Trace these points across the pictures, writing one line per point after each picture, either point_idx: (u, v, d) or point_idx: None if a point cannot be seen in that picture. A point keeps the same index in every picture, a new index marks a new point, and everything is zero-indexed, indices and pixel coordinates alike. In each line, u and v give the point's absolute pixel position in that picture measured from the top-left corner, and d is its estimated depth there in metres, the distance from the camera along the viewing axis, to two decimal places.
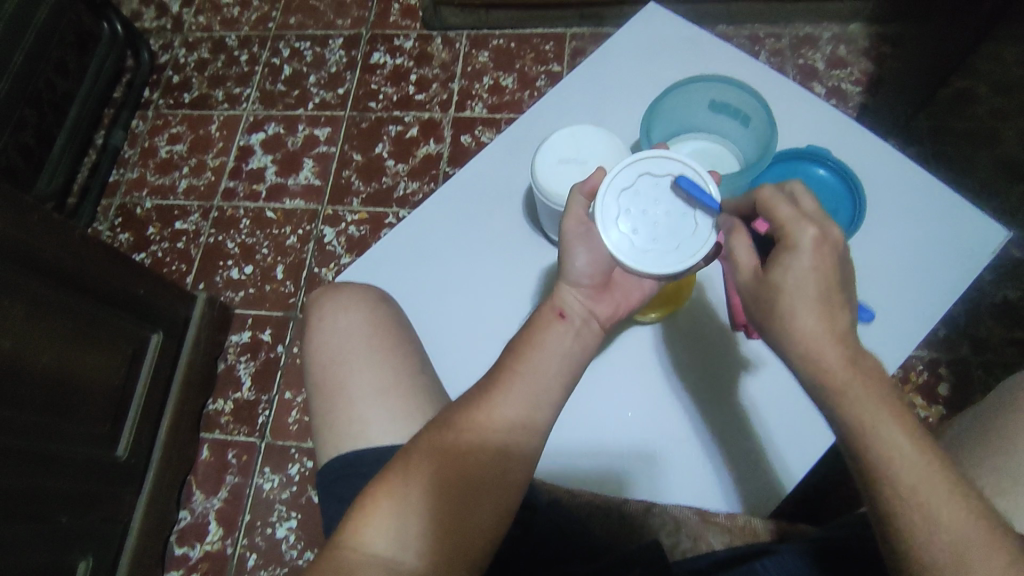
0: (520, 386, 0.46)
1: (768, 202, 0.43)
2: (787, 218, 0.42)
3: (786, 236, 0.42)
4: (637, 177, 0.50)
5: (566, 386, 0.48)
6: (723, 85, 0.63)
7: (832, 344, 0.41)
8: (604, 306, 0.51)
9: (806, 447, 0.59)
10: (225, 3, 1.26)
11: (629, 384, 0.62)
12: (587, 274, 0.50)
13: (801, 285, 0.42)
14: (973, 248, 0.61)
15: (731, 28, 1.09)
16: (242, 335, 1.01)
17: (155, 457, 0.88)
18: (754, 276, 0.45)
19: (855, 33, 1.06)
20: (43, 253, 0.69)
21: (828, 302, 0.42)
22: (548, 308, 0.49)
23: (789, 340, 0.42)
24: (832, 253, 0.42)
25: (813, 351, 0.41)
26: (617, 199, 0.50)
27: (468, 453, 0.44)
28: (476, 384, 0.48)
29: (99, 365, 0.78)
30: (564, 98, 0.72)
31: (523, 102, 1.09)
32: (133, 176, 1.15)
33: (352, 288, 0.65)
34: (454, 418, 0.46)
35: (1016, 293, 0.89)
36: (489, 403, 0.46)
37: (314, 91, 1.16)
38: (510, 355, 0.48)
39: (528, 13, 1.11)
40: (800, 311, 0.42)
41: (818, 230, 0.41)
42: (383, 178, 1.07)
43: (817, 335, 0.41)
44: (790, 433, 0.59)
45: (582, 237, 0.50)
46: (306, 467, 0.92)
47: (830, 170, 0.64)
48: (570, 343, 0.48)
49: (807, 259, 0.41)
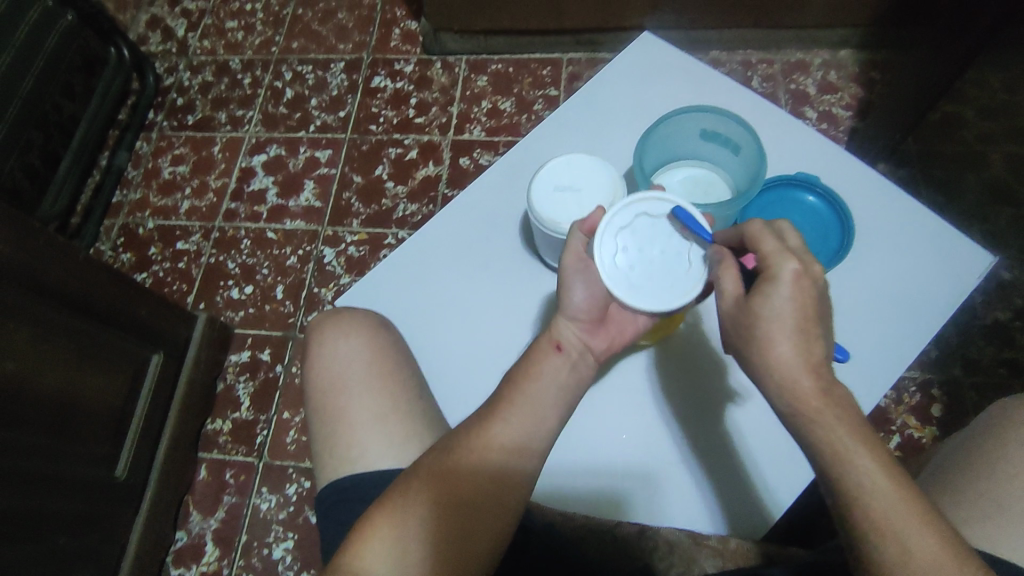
0: (517, 415, 0.47)
1: (756, 235, 0.43)
2: (771, 250, 0.42)
3: (769, 269, 0.42)
4: (636, 217, 0.52)
5: (562, 416, 0.48)
6: (711, 116, 0.65)
7: (806, 372, 0.41)
8: (599, 340, 0.52)
9: (791, 477, 0.57)
10: (229, 28, 1.29)
11: (622, 404, 0.60)
12: (585, 307, 0.51)
13: (780, 318, 0.41)
14: (959, 271, 0.62)
15: (724, 53, 1.12)
16: (242, 354, 1.02)
17: (153, 477, 0.88)
18: (735, 305, 0.44)
19: (845, 59, 1.09)
20: (48, 274, 0.69)
21: (804, 334, 0.41)
22: (545, 339, 0.50)
23: (764, 367, 0.42)
24: (812, 289, 0.42)
25: (785, 376, 0.41)
26: (615, 237, 0.51)
27: (467, 480, 0.45)
28: (474, 413, 0.48)
29: (100, 385, 0.78)
30: (561, 124, 0.73)
31: (521, 125, 1.11)
32: (136, 197, 1.16)
33: (351, 313, 0.65)
34: (454, 444, 0.47)
35: (1006, 313, 0.91)
36: (485, 432, 0.46)
37: (316, 114, 1.18)
38: (508, 384, 0.48)
39: (526, 39, 1.14)
40: (778, 338, 0.41)
41: (801, 265, 0.41)
42: (382, 200, 1.09)
43: (789, 361, 0.41)
44: (781, 460, 0.57)
45: (581, 272, 0.51)
46: (304, 487, 0.92)
47: (820, 197, 0.66)
48: (566, 376, 0.49)
49: (788, 293, 0.41)
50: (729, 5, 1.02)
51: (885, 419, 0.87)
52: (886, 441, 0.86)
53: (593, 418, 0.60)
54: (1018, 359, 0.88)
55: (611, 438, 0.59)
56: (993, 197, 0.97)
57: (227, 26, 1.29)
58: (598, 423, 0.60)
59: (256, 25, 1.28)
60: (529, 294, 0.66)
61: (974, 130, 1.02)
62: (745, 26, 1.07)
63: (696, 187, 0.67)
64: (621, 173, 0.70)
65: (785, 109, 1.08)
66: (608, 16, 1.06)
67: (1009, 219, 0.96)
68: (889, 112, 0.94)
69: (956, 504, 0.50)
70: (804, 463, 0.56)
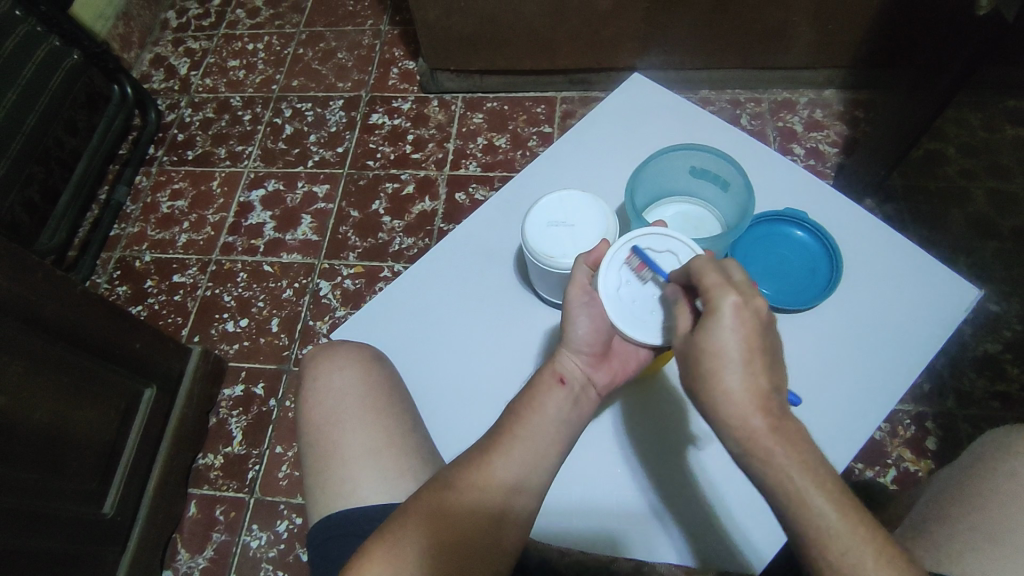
0: (519, 449, 0.47)
1: (699, 270, 0.43)
2: (711, 284, 0.42)
3: (709, 301, 0.42)
4: (639, 252, 0.53)
5: (564, 449, 0.49)
6: (697, 153, 0.66)
7: (758, 409, 0.40)
8: (603, 373, 0.53)
9: (760, 534, 0.55)
10: (231, 66, 1.32)
11: (602, 442, 0.60)
12: (588, 341, 0.52)
13: (724, 348, 0.41)
14: (946, 306, 0.63)
15: (712, 92, 1.16)
16: (235, 388, 1.01)
17: (142, 515, 0.86)
18: (684, 340, 0.44)
19: (830, 98, 1.13)
20: (44, 306, 0.70)
21: (752, 366, 0.40)
22: (549, 373, 0.51)
23: (717, 401, 0.41)
24: (757, 320, 0.41)
25: (734, 414, 0.40)
26: (619, 270, 0.52)
27: (465, 519, 0.45)
28: (476, 445, 0.49)
29: (91, 420, 0.78)
30: (554, 162, 0.75)
31: (515, 161, 1.13)
32: (134, 231, 1.17)
33: (347, 347, 0.65)
34: (454, 477, 0.47)
35: (996, 345, 0.92)
36: (486, 467, 0.47)
37: (315, 150, 1.20)
38: (510, 417, 0.49)
39: (520, 78, 1.17)
40: (725, 372, 0.40)
41: (738, 297, 0.41)
42: (378, 234, 1.10)
43: (741, 400, 0.40)
44: (757, 512, 0.56)
45: (585, 306, 0.52)
46: (295, 523, 0.90)
47: (808, 232, 0.68)
48: (569, 410, 0.50)
49: (729, 323, 0.40)
50: (717, 47, 1.06)
51: (880, 452, 0.87)
52: (883, 474, 0.86)
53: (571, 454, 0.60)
54: (1010, 392, 0.89)
55: (587, 475, 0.59)
56: (978, 232, 1.00)
57: (229, 65, 1.32)
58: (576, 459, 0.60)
59: (258, 64, 1.31)
60: (522, 326, 0.67)
61: (958, 166, 1.04)
62: (733, 67, 1.11)
63: (691, 224, 0.69)
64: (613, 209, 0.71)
65: (774, 146, 1.11)
66: (600, 57, 1.09)
67: (994, 254, 0.98)
68: (874, 150, 0.97)
69: (954, 537, 0.50)
70: (773, 522, 0.55)
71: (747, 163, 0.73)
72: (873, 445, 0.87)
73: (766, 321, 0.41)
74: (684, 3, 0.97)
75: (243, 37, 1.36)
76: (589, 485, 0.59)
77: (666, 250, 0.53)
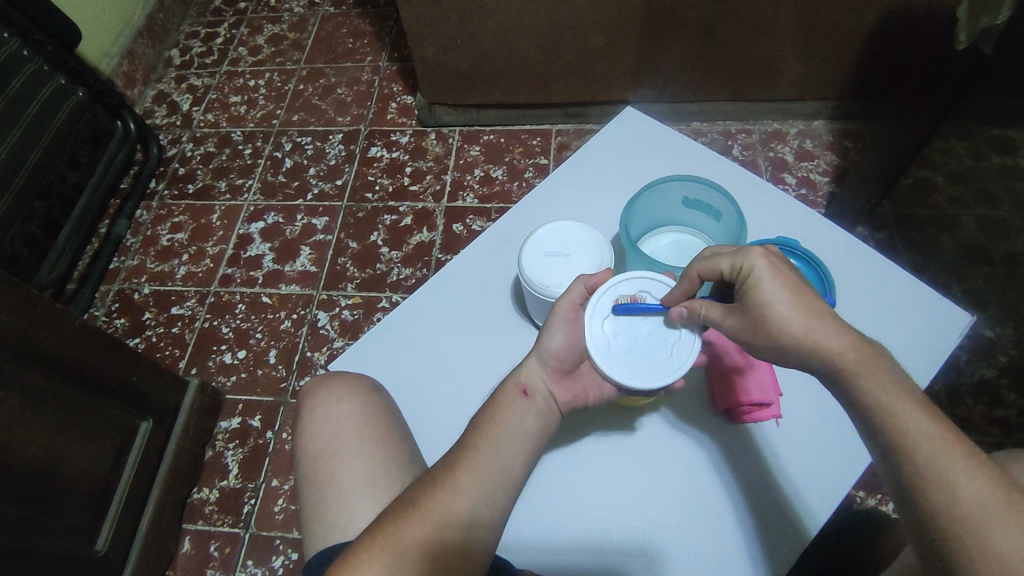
0: (480, 461, 0.49)
1: (707, 266, 0.46)
2: (730, 262, 0.44)
3: (741, 272, 0.44)
4: (637, 292, 0.54)
5: (527, 461, 0.51)
6: (688, 183, 0.68)
7: (829, 330, 0.41)
8: (565, 389, 0.54)
9: (844, 470, 0.58)
10: (233, 102, 1.35)
11: (593, 468, 0.60)
12: (557, 354, 0.53)
13: (779, 296, 0.42)
14: (940, 331, 0.64)
15: (705, 124, 1.18)
16: (232, 421, 1.00)
17: (134, 552, 0.84)
18: (736, 317, 0.44)
19: (819, 128, 1.15)
20: (43, 339, 0.70)
21: (804, 301, 0.42)
22: (512, 385, 0.53)
23: (796, 346, 0.42)
24: (785, 266, 0.44)
25: (813, 343, 0.41)
26: (608, 302, 0.53)
27: (436, 527, 0.45)
28: (440, 463, 0.50)
29: (85, 455, 0.77)
30: (552, 193, 0.77)
31: (511, 192, 1.15)
32: (133, 263, 1.17)
33: (346, 377, 0.65)
34: (420, 495, 0.47)
35: (993, 372, 0.92)
36: (451, 481, 0.47)
37: (314, 183, 1.22)
38: (473, 431, 0.51)
39: (516, 112, 1.20)
40: (785, 316, 0.41)
41: (760, 249, 0.43)
42: (377, 265, 1.11)
43: (810, 328, 0.41)
44: (822, 458, 0.58)
45: (570, 320, 0.54)
46: (291, 559, 0.89)
47: (799, 259, 0.66)
48: (531, 420, 0.52)
49: (771, 276, 0.42)
50: (707, 80, 1.08)
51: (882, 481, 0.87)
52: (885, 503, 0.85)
53: (581, 481, 0.59)
54: (1009, 418, 0.89)
55: (603, 498, 0.58)
56: (970, 258, 1.01)
57: (231, 100, 1.35)
58: (569, 484, 0.59)
59: (259, 99, 1.34)
60: (523, 354, 0.67)
61: (947, 195, 1.06)
62: (723, 99, 1.14)
63: (682, 253, 0.70)
64: (608, 238, 0.72)
65: (766, 175, 1.12)
66: (595, 90, 1.12)
67: (988, 280, 0.99)
68: (863, 180, 0.98)
69: None
70: (851, 454, 0.58)
71: (741, 194, 0.75)
72: (872, 474, 0.88)
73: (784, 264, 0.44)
74: (676, 38, 1.00)
75: (245, 74, 1.39)
76: (582, 513, 0.58)
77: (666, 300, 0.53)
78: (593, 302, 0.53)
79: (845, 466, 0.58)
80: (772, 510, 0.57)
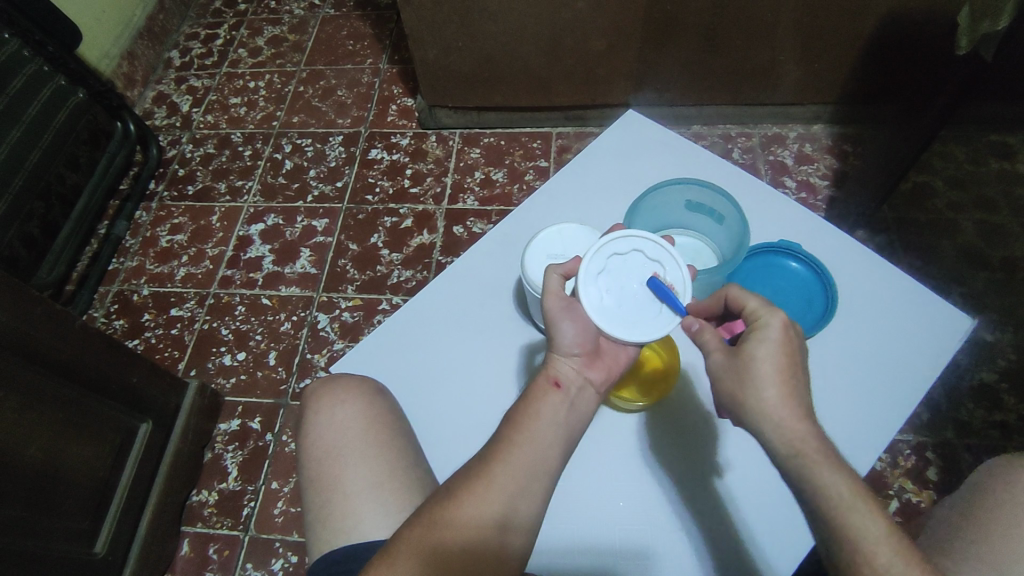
0: (514, 455, 0.47)
1: (739, 296, 0.49)
2: (757, 307, 0.47)
3: (758, 320, 0.47)
4: (609, 260, 0.54)
5: (564, 452, 0.49)
6: (711, 194, 0.68)
7: (795, 413, 0.44)
8: (598, 372, 0.53)
9: (790, 542, 0.55)
10: (233, 103, 1.35)
11: (602, 471, 0.60)
12: (578, 343, 0.52)
13: (768, 360, 0.45)
14: (940, 333, 0.64)
15: (705, 127, 1.19)
16: (231, 423, 1.00)
17: (133, 554, 0.84)
18: (724, 355, 0.47)
19: (818, 132, 1.16)
20: (43, 341, 0.70)
21: (789, 377, 0.45)
22: (543, 378, 0.51)
23: (757, 409, 0.44)
24: (794, 341, 0.46)
25: (775, 417, 0.44)
26: (596, 283, 0.52)
27: (468, 524, 0.45)
28: (476, 457, 0.48)
29: (84, 457, 0.76)
30: (553, 196, 0.77)
31: (512, 195, 1.15)
32: (132, 265, 1.17)
33: (350, 379, 0.65)
34: (456, 490, 0.46)
35: (992, 374, 0.92)
36: (486, 474, 0.46)
37: (314, 184, 1.21)
38: (508, 423, 0.49)
39: (517, 115, 1.20)
40: (763, 376, 0.45)
41: (786, 316, 0.46)
42: (377, 267, 1.11)
43: (779, 407, 0.44)
44: (771, 523, 0.56)
45: (565, 311, 0.53)
46: (290, 562, 0.88)
47: (802, 263, 0.68)
48: (566, 412, 0.50)
49: (776, 340, 0.46)
50: (707, 82, 1.09)
51: (882, 483, 0.87)
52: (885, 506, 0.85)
53: (586, 484, 0.59)
54: (1008, 421, 0.89)
55: (608, 502, 0.58)
56: (968, 262, 1.01)
57: (231, 102, 1.35)
58: (576, 485, 0.59)
59: (258, 101, 1.34)
60: (526, 355, 0.67)
61: (946, 199, 1.07)
62: (723, 103, 1.14)
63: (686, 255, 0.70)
64: None
65: (765, 178, 1.13)
66: (595, 94, 1.12)
67: (986, 283, 0.99)
68: (863, 182, 0.98)
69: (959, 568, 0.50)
70: (801, 530, 0.55)
71: (742, 198, 0.75)
72: (875, 478, 0.87)
73: (798, 342, 0.47)
74: (676, 42, 1.00)
75: (245, 75, 1.39)
76: (587, 515, 0.58)
77: (633, 250, 0.54)
78: (581, 288, 0.52)
79: (790, 541, 0.55)
80: (783, 512, 0.56)
